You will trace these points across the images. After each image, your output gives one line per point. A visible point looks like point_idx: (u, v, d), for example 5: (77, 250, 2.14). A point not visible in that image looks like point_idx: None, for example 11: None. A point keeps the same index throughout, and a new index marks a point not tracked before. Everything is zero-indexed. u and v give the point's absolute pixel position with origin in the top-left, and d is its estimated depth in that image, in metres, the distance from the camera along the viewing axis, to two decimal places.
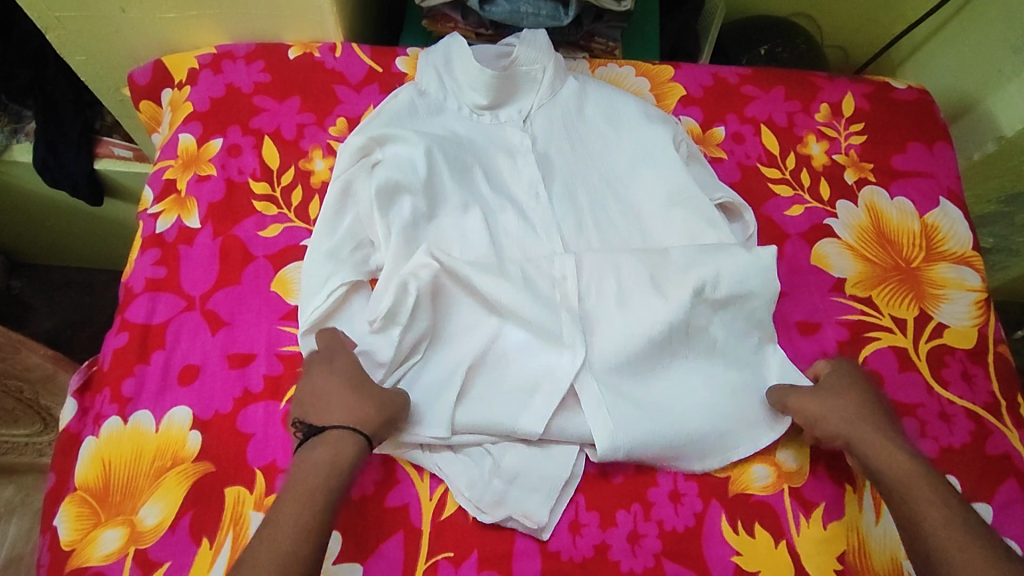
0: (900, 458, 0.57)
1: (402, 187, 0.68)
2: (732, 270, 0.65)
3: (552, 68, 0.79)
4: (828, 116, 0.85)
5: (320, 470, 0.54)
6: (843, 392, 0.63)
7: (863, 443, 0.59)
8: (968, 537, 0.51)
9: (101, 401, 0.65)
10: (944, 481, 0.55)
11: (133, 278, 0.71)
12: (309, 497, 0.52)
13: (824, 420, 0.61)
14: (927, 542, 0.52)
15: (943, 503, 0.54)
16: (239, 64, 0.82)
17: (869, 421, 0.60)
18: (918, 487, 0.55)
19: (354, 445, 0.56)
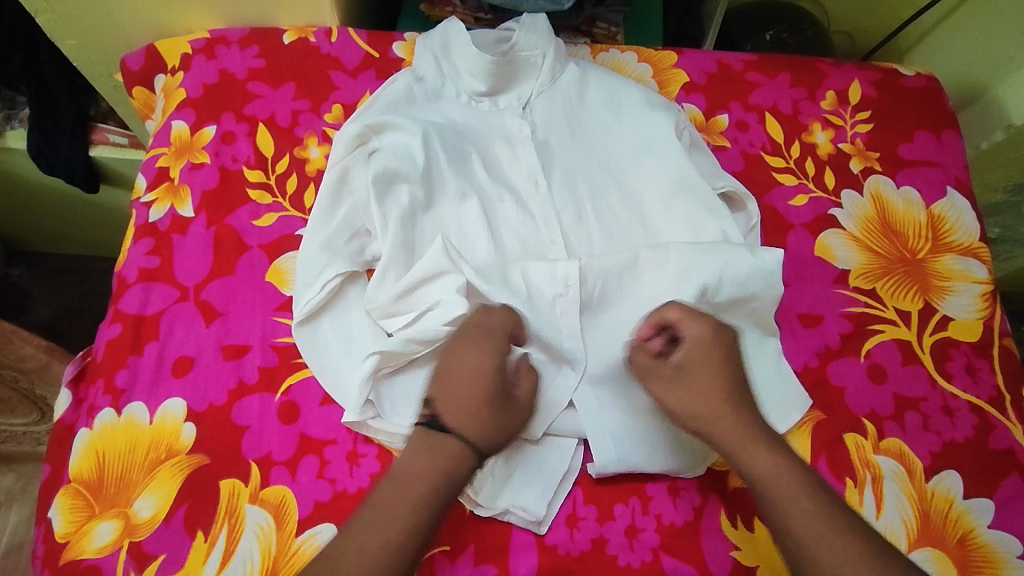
0: (763, 457, 0.56)
1: (399, 176, 0.67)
2: (738, 268, 0.62)
3: (552, 53, 0.77)
4: (835, 103, 0.83)
5: (431, 474, 0.54)
6: (700, 378, 0.60)
7: (731, 440, 0.57)
8: (835, 535, 0.52)
9: (95, 393, 0.64)
10: (807, 476, 0.56)
11: (126, 268, 0.70)
12: (414, 505, 0.53)
13: (687, 411, 0.59)
14: (800, 545, 0.53)
15: (805, 503, 0.54)
16: (233, 49, 0.80)
17: (735, 412, 0.58)
18: (785, 486, 0.55)
19: (465, 465, 0.55)
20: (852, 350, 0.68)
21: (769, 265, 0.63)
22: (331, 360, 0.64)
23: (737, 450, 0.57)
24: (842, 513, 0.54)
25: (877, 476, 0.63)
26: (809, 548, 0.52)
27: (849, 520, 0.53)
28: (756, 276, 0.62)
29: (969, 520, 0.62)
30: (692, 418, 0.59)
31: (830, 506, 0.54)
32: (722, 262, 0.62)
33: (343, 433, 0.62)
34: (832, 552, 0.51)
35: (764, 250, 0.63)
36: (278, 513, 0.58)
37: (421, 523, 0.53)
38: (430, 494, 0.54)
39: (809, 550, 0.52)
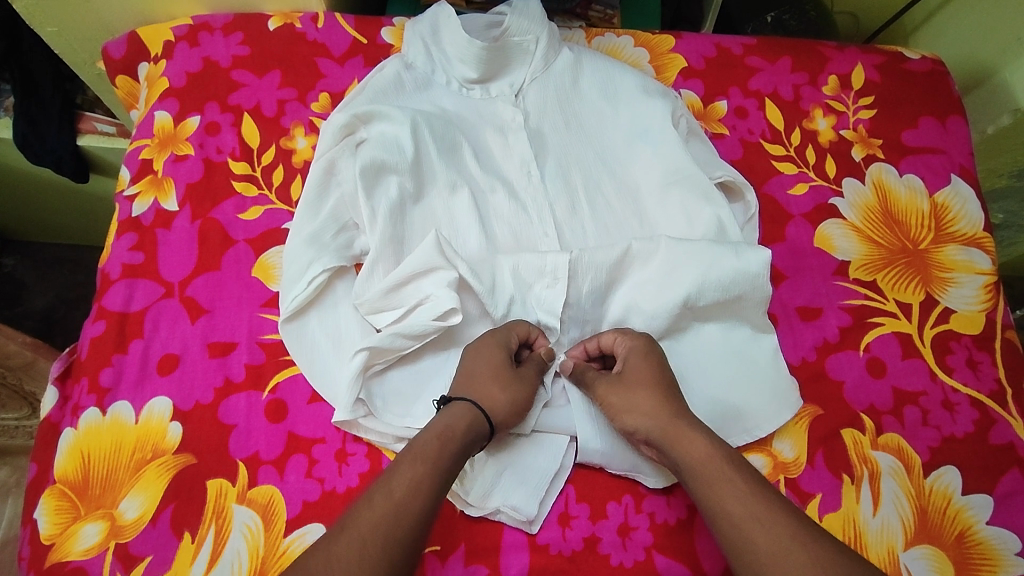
0: (697, 442, 0.53)
1: (388, 167, 0.65)
2: (727, 270, 0.62)
3: (545, 38, 0.75)
4: (837, 88, 0.81)
5: (437, 436, 0.52)
6: (638, 375, 0.57)
7: (662, 430, 0.55)
8: (771, 516, 0.48)
9: (80, 392, 0.63)
10: (744, 463, 0.52)
11: (110, 264, 0.68)
12: (426, 463, 0.50)
13: (624, 412, 0.57)
14: (737, 529, 0.48)
15: (742, 490, 0.50)
16: (217, 36, 0.78)
17: (671, 404, 0.56)
18: (716, 470, 0.51)
19: (472, 419, 0.54)
20: (851, 343, 0.67)
21: (756, 269, 0.63)
22: (321, 356, 0.63)
23: (668, 440, 0.54)
24: (779, 497, 0.50)
25: (874, 472, 0.61)
26: (746, 532, 0.48)
27: (786, 504, 0.49)
28: (742, 278, 0.62)
29: (968, 516, 0.61)
30: (631, 419, 0.56)
31: (765, 489, 0.50)
32: (711, 262, 0.62)
33: (332, 432, 0.61)
34: (771, 534, 0.47)
35: (750, 250, 0.63)
36: (266, 513, 0.57)
37: (435, 481, 0.49)
38: (441, 454, 0.51)
39: (744, 534, 0.48)
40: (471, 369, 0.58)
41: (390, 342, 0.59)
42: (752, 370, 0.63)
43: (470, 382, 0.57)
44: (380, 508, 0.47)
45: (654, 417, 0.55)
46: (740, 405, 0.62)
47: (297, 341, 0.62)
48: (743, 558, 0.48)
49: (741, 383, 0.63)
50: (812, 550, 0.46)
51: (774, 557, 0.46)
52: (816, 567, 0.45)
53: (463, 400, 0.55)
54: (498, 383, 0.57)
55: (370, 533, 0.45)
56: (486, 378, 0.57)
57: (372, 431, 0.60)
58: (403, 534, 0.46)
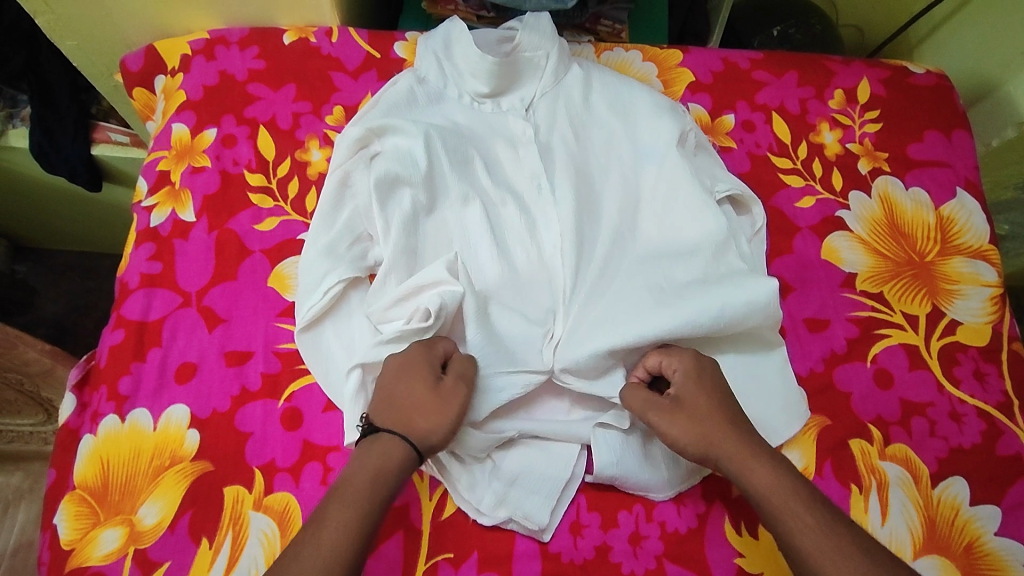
0: (761, 472, 0.54)
1: (401, 179, 0.67)
2: (737, 302, 0.62)
3: (555, 54, 0.76)
4: (843, 102, 0.82)
5: (365, 478, 0.52)
6: (699, 405, 0.57)
7: (727, 460, 0.55)
8: (843, 550, 0.49)
9: (99, 399, 0.64)
10: (809, 490, 0.53)
11: (129, 273, 0.69)
12: (354, 507, 0.50)
13: (687, 441, 0.56)
14: (809, 565, 0.49)
15: (815, 519, 0.51)
16: (233, 50, 0.80)
17: (731, 431, 0.56)
18: (786, 502, 0.52)
19: (400, 451, 0.53)
20: (859, 355, 0.68)
21: (768, 299, 0.63)
22: (333, 366, 0.63)
23: (733, 469, 0.55)
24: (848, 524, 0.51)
25: (882, 482, 0.62)
26: (817, 565, 0.49)
27: (854, 530, 0.51)
28: (755, 307, 0.62)
29: (976, 527, 0.61)
30: (691, 446, 0.56)
31: (832, 515, 0.51)
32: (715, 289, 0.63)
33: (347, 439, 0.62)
34: (844, 566, 0.48)
35: (758, 280, 0.63)
36: (282, 520, 0.58)
37: (364, 521, 0.50)
38: (370, 494, 0.51)
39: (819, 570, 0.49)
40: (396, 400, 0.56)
41: (380, 353, 0.60)
42: (757, 381, 0.64)
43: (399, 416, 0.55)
44: (306, 561, 0.47)
45: (718, 447, 0.55)
46: (748, 415, 0.63)
47: (315, 350, 0.64)
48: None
49: (748, 393, 0.64)
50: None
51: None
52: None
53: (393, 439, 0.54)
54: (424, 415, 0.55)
55: None
56: (410, 407, 0.55)
57: None
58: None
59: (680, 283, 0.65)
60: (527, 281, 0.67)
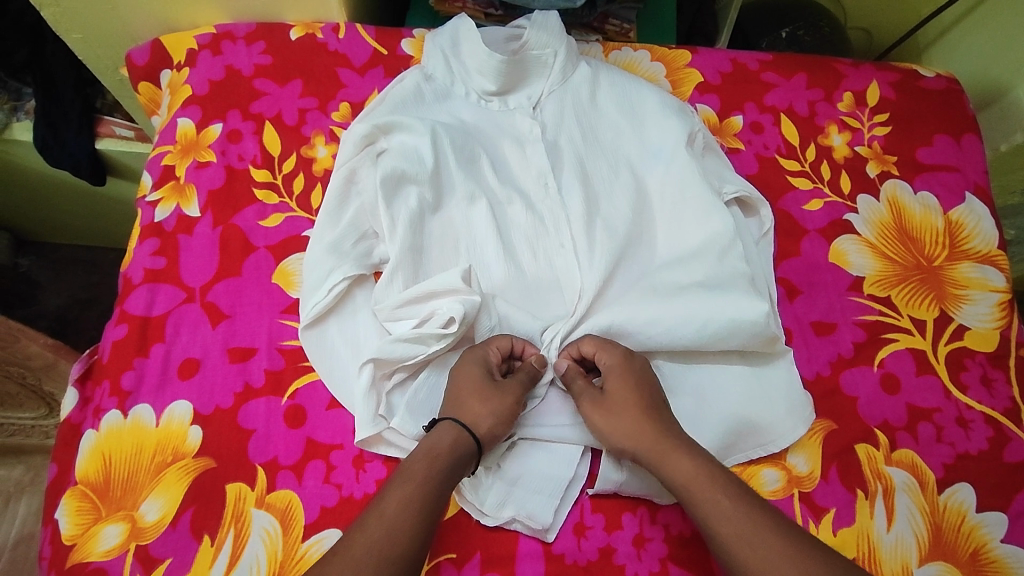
0: (681, 462, 0.54)
1: (408, 177, 0.66)
2: (723, 318, 0.62)
3: (563, 52, 0.76)
4: (852, 105, 0.81)
5: (424, 456, 0.53)
6: (623, 397, 0.58)
7: (650, 452, 0.55)
8: (758, 535, 0.49)
9: (101, 394, 0.63)
10: (728, 478, 0.53)
11: (132, 268, 0.69)
12: (416, 484, 0.51)
13: (611, 434, 0.57)
14: (725, 551, 0.49)
15: (730, 507, 0.50)
16: (239, 45, 0.79)
17: (653, 421, 0.56)
18: (702, 490, 0.52)
19: (453, 437, 0.55)
20: (865, 359, 0.67)
21: (759, 324, 0.62)
22: (338, 363, 0.63)
23: (655, 461, 0.55)
24: (767, 511, 0.51)
25: (888, 488, 0.62)
26: (733, 550, 0.49)
27: (774, 517, 0.50)
28: (740, 327, 0.62)
29: (983, 534, 0.61)
30: (618, 440, 0.57)
31: (751, 500, 0.51)
32: (710, 298, 0.63)
33: (350, 437, 0.61)
34: (758, 551, 0.48)
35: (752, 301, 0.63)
36: (284, 517, 0.58)
37: (425, 500, 0.50)
38: (429, 474, 0.52)
39: (735, 556, 0.49)
40: (455, 389, 0.58)
41: (393, 350, 0.60)
42: (763, 384, 0.64)
43: (454, 401, 0.58)
44: (372, 531, 0.48)
45: (638, 437, 0.56)
46: (756, 418, 0.63)
47: (320, 345, 0.63)
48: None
49: (755, 395, 0.64)
50: (797, 561, 0.47)
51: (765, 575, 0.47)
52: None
53: (448, 420, 0.56)
54: (477, 398, 0.57)
55: (363, 553, 0.46)
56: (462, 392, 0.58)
57: (394, 446, 0.60)
58: (395, 556, 0.47)
59: (675, 286, 0.65)
60: (535, 282, 0.67)
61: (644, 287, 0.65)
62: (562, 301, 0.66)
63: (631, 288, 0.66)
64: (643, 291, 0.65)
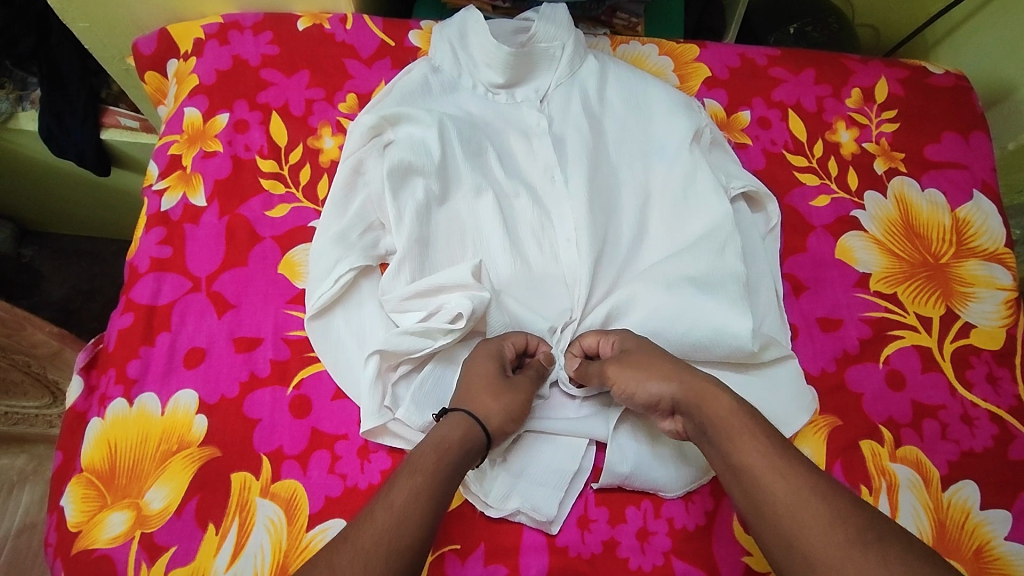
0: (721, 399, 0.51)
1: (414, 169, 0.66)
2: (705, 327, 0.62)
3: (571, 45, 0.75)
4: (860, 101, 0.81)
5: (433, 448, 0.52)
6: (654, 355, 0.56)
7: (687, 393, 0.53)
8: (791, 470, 0.47)
9: (107, 382, 0.64)
10: (766, 422, 0.50)
11: (138, 257, 0.69)
12: (424, 476, 0.49)
13: (643, 386, 0.55)
14: (756, 481, 0.47)
15: (765, 443, 0.48)
16: (247, 35, 0.79)
17: (690, 370, 0.54)
18: (740, 425, 0.50)
19: (466, 428, 0.54)
20: (871, 355, 0.67)
21: (742, 338, 0.61)
22: (344, 354, 0.63)
23: (693, 400, 0.52)
24: (800, 455, 0.48)
25: (892, 484, 0.62)
26: (765, 482, 0.46)
27: (807, 462, 0.48)
28: (723, 338, 0.61)
29: (987, 531, 0.61)
30: (652, 390, 0.54)
31: (786, 444, 0.49)
32: (700, 300, 0.63)
33: (355, 428, 0.61)
34: (791, 486, 0.46)
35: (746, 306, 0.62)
36: (289, 507, 0.58)
37: (434, 492, 0.49)
38: (438, 467, 0.51)
39: (766, 487, 0.46)
40: (467, 382, 0.58)
41: (400, 342, 0.60)
42: (768, 380, 0.64)
43: (466, 394, 0.57)
44: (380, 519, 0.46)
45: (673, 383, 0.54)
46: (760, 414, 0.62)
47: (326, 336, 0.63)
48: (765, 511, 0.46)
49: (759, 392, 0.64)
50: (828, 499, 0.45)
51: (793, 507, 0.45)
52: (834, 517, 0.44)
53: (459, 412, 0.56)
54: (489, 393, 0.57)
55: (372, 541, 0.45)
56: (476, 387, 0.57)
57: (400, 437, 0.60)
58: (405, 546, 0.45)
59: (664, 283, 0.64)
60: (540, 275, 0.66)
61: (637, 287, 0.65)
62: (566, 296, 0.66)
63: (624, 287, 0.65)
64: (639, 289, 0.64)
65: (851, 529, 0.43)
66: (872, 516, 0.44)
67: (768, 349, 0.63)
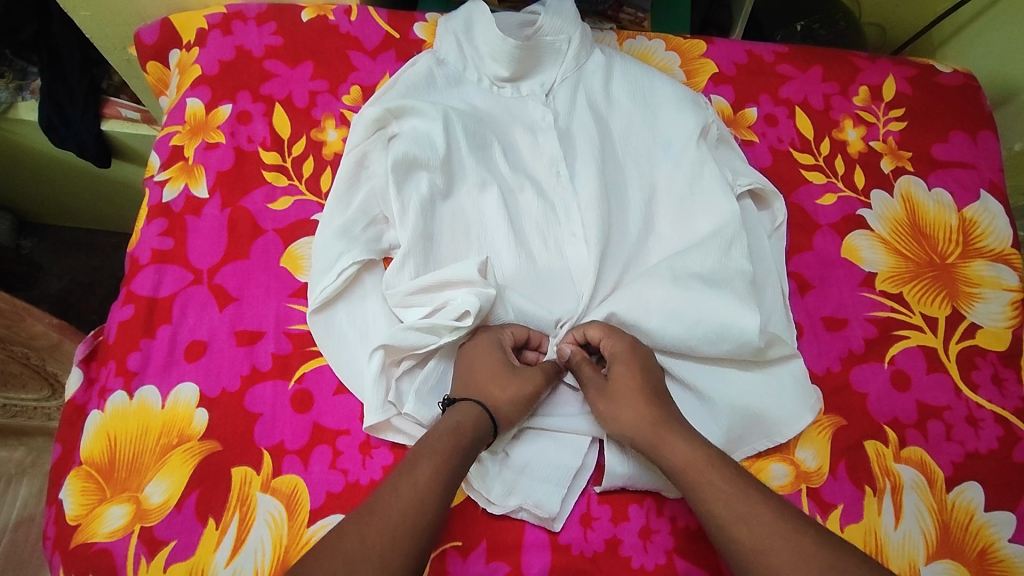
0: (677, 445, 0.53)
1: (419, 163, 0.66)
2: (713, 321, 0.61)
3: (578, 39, 0.75)
4: (867, 100, 0.81)
5: (449, 433, 0.53)
6: (618, 389, 0.57)
7: (647, 438, 0.55)
8: (750, 513, 0.48)
9: (107, 374, 0.63)
10: (727, 460, 0.52)
11: (139, 249, 0.68)
12: (443, 457, 0.51)
13: (613, 424, 0.57)
14: (720, 530, 0.49)
15: (725, 486, 0.50)
16: (250, 26, 0.78)
17: (658, 410, 0.56)
18: (699, 471, 0.52)
19: (474, 415, 0.55)
20: (876, 355, 0.67)
21: (748, 334, 0.60)
22: (346, 347, 0.63)
23: (652, 447, 0.55)
24: (760, 488, 0.50)
25: (896, 485, 0.61)
26: (729, 531, 0.49)
27: (768, 495, 0.50)
28: (729, 333, 0.61)
29: (990, 533, 0.60)
30: (618, 425, 0.57)
31: (747, 480, 0.51)
32: (705, 296, 0.62)
33: (357, 424, 0.61)
34: (753, 530, 0.48)
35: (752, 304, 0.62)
36: (290, 502, 0.57)
37: (453, 470, 0.51)
38: (454, 450, 0.52)
39: (730, 534, 0.49)
40: (471, 372, 0.58)
41: (405, 337, 0.59)
42: (771, 379, 0.64)
43: (471, 385, 0.58)
44: (405, 496, 0.48)
45: (638, 430, 0.55)
46: (763, 411, 0.62)
47: (330, 329, 0.63)
48: (734, 557, 0.48)
49: (763, 390, 0.63)
50: (792, 537, 0.47)
51: (759, 553, 0.47)
52: (798, 558, 0.46)
53: (469, 400, 0.56)
54: (497, 383, 0.57)
55: (398, 518, 0.47)
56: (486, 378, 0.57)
57: (402, 432, 0.60)
58: (424, 523, 0.47)
59: (670, 277, 0.63)
60: (545, 271, 0.66)
61: (643, 281, 0.63)
62: (573, 291, 0.65)
63: (630, 282, 0.64)
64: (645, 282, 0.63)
65: (816, 564, 0.46)
66: (834, 549, 0.46)
67: (773, 347, 0.62)
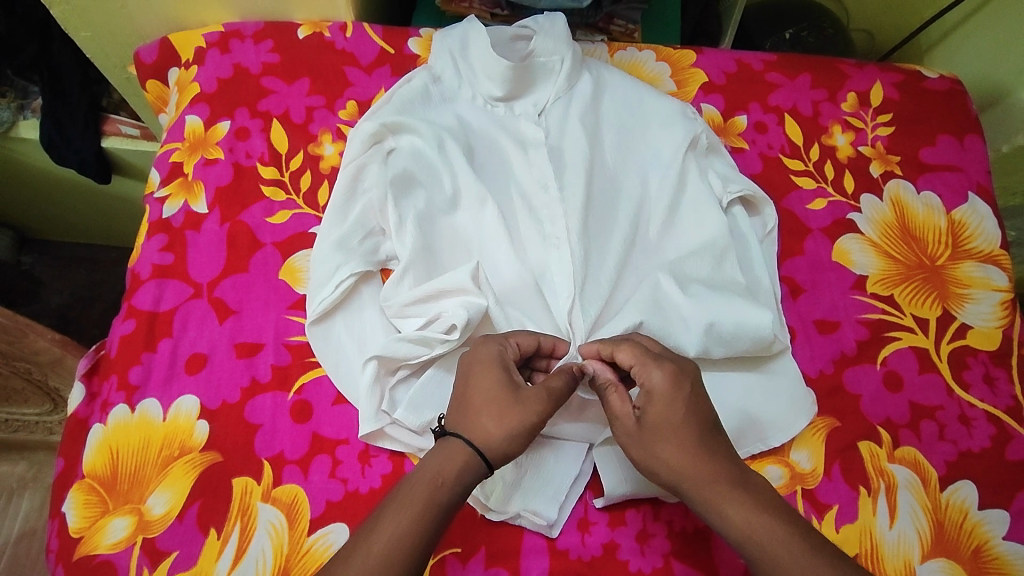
0: (734, 506, 0.49)
1: (415, 179, 0.67)
2: (728, 321, 0.63)
3: (570, 59, 0.76)
4: (855, 105, 0.82)
5: (426, 485, 0.50)
6: (663, 431, 0.52)
7: (697, 492, 0.51)
8: None
9: (109, 388, 0.64)
10: (793, 526, 0.49)
11: (140, 264, 0.70)
12: (412, 513, 0.48)
13: (654, 468, 0.53)
14: None
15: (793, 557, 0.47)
16: (247, 44, 0.80)
17: (701, 456, 0.51)
18: (762, 537, 0.48)
19: (462, 459, 0.52)
20: (868, 357, 0.67)
21: (762, 329, 0.63)
22: (344, 359, 0.64)
23: (704, 504, 0.51)
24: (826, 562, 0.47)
25: (890, 484, 0.62)
26: None
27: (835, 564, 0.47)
28: (745, 330, 0.63)
29: (985, 531, 0.61)
30: (660, 467, 0.52)
31: (812, 550, 0.47)
32: (718, 303, 0.64)
33: (356, 433, 0.62)
34: None
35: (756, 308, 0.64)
36: (290, 511, 0.58)
37: (421, 529, 0.48)
38: (426, 505, 0.49)
39: None
40: (467, 397, 0.55)
41: (398, 348, 0.61)
42: (765, 380, 0.65)
43: (465, 417, 0.54)
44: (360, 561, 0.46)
45: (684, 479, 0.51)
46: (759, 414, 0.63)
47: (328, 340, 0.64)
48: None
49: (760, 392, 0.64)
50: None
51: None
52: None
53: (456, 438, 0.53)
54: (491, 417, 0.53)
55: None
56: (481, 412, 0.54)
57: (399, 441, 0.61)
58: None
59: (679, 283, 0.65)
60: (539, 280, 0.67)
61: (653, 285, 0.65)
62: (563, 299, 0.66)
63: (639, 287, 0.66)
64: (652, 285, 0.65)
65: None
66: None
67: (777, 341, 0.64)
